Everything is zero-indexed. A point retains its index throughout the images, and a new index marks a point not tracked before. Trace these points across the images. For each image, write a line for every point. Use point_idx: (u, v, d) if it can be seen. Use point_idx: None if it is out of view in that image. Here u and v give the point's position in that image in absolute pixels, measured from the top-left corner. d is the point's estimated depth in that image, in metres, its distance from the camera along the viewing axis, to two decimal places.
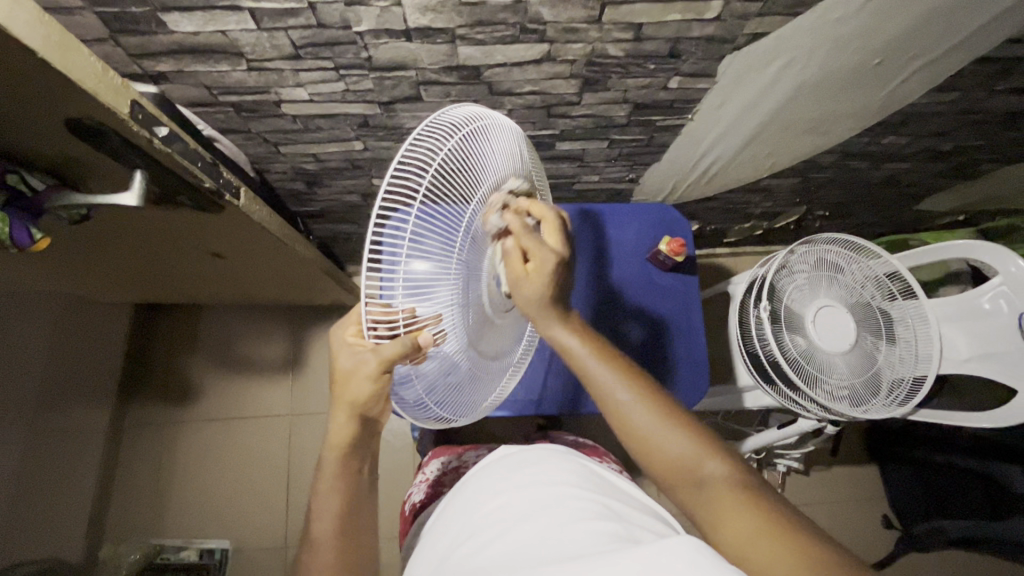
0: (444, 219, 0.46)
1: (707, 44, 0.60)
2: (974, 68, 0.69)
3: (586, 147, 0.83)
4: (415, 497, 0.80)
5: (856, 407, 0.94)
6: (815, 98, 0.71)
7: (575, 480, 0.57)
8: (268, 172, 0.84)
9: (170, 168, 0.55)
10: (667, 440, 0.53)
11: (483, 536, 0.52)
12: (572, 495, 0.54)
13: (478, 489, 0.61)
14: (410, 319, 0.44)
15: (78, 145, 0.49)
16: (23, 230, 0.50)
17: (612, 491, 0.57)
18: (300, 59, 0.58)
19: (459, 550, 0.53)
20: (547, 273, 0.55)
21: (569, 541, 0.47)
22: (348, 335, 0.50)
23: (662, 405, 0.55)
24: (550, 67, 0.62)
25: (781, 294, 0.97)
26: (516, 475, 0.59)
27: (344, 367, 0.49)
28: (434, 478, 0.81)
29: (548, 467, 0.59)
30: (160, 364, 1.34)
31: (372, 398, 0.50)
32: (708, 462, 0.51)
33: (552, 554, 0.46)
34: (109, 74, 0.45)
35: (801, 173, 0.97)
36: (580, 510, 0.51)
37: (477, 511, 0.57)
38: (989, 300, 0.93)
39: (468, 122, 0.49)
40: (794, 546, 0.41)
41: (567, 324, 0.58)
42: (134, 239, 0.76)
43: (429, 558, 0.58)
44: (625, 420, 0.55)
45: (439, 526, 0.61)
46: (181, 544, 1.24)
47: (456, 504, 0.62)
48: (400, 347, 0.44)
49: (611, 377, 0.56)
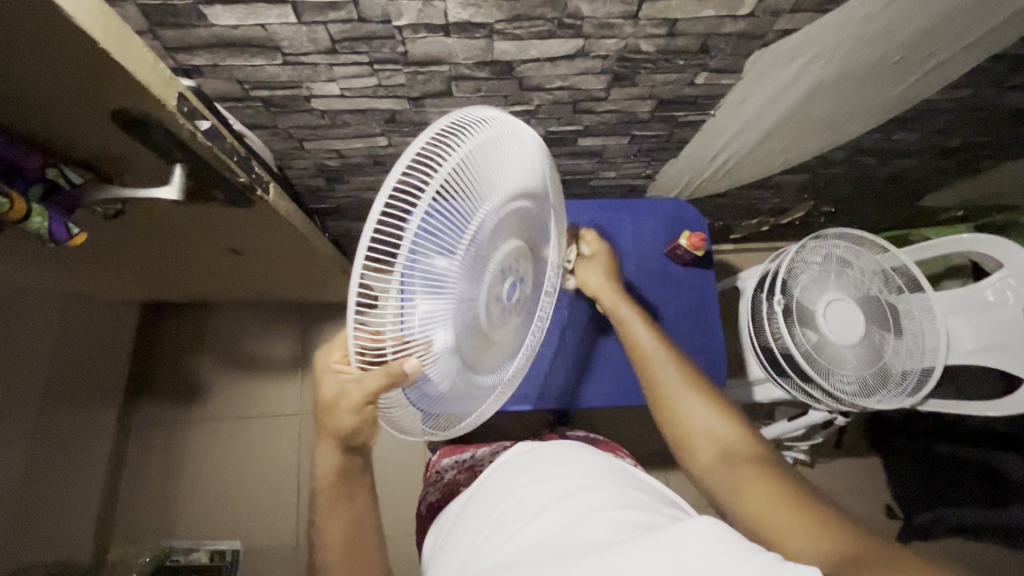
0: (445, 230, 0.41)
1: (737, 40, 0.61)
2: (989, 65, 0.71)
3: (607, 143, 0.84)
4: (431, 497, 0.79)
5: (866, 397, 0.96)
6: (833, 94, 0.73)
7: (594, 472, 0.57)
8: (290, 168, 0.84)
9: (208, 163, 0.55)
10: (696, 412, 0.61)
11: (508, 526, 0.54)
12: (593, 488, 0.54)
13: (504, 480, 0.62)
14: (398, 346, 0.41)
15: (120, 137, 0.48)
16: (61, 225, 0.50)
17: (631, 480, 0.58)
18: (335, 54, 0.58)
19: (485, 541, 0.54)
20: (601, 254, 0.77)
21: (590, 533, 0.48)
22: (335, 360, 0.47)
23: (706, 389, 0.63)
24: (582, 62, 0.62)
25: (792, 288, 0.99)
26: (533, 469, 0.60)
27: (328, 396, 0.48)
28: (449, 477, 0.80)
29: (570, 459, 0.60)
30: (169, 363, 1.33)
31: (355, 427, 0.49)
32: (736, 438, 0.59)
33: (577, 545, 0.47)
34: (158, 64, 0.45)
35: (812, 169, 0.99)
36: (597, 500, 0.52)
37: (501, 503, 0.58)
38: (994, 292, 0.96)
39: (480, 127, 0.44)
40: (795, 510, 0.50)
41: (632, 309, 0.72)
42: (156, 234, 0.75)
43: (455, 550, 0.59)
44: (670, 388, 0.63)
45: (463, 517, 0.62)
46: (190, 547, 1.21)
47: (478, 497, 0.63)
48: (379, 380, 0.42)
49: (656, 346, 0.67)
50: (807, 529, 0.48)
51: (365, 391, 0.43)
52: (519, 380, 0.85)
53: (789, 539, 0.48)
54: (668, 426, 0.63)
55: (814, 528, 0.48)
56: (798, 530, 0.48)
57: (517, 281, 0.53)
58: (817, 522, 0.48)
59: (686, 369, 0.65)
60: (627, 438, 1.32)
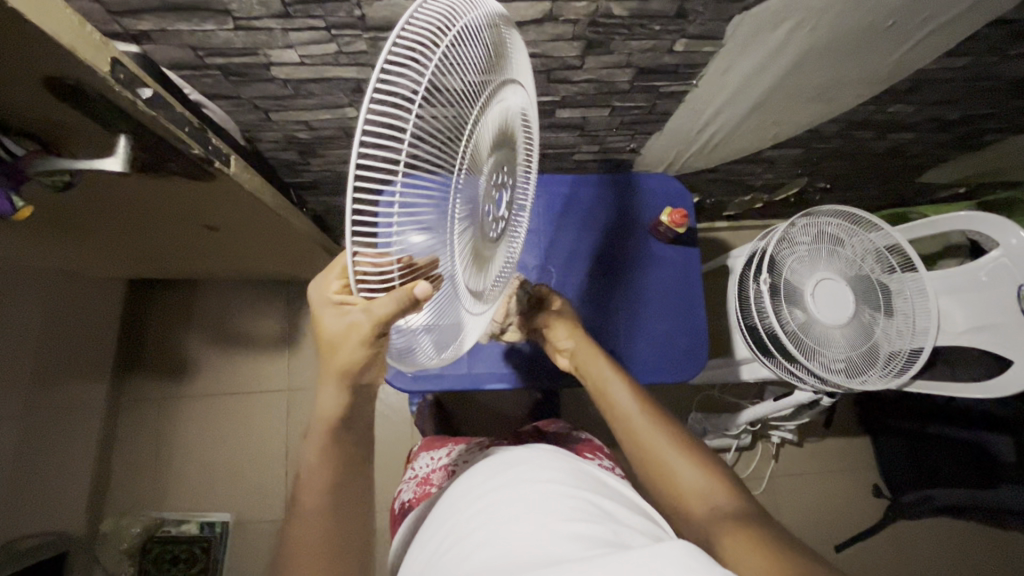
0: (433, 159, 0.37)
1: (715, 3, 0.57)
2: (988, 31, 0.67)
3: (587, 115, 0.81)
4: (405, 496, 0.78)
5: (853, 378, 0.94)
6: (822, 63, 0.69)
7: (564, 480, 0.56)
8: (260, 141, 0.82)
9: (157, 134, 0.53)
10: (674, 464, 0.59)
11: (471, 541, 0.51)
12: (563, 498, 0.53)
13: (472, 485, 0.60)
14: (404, 267, 0.37)
15: (60, 107, 0.47)
16: (5, 200, 0.50)
17: (603, 492, 0.57)
18: (289, 18, 0.55)
19: (448, 555, 0.52)
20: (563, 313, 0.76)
21: (558, 544, 0.46)
22: (333, 292, 0.45)
23: (684, 442, 0.62)
24: (552, 27, 0.59)
25: (781, 266, 0.97)
26: (501, 475, 0.59)
27: (331, 329, 0.44)
28: (423, 474, 0.79)
29: (541, 467, 0.58)
30: (156, 339, 1.33)
31: (366, 364, 0.45)
32: (718, 493, 0.55)
33: (544, 557, 0.45)
34: (88, 29, 0.42)
35: (805, 143, 0.95)
36: (567, 513, 0.50)
37: (468, 511, 0.56)
38: (988, 272, 0.93)
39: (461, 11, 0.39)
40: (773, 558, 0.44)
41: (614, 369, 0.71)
42: (120, 209, 0.73)
43: (420, 558, 0.57)
44: (646, 444, 0.62)
45: (431, 524, 0.60)
46: (181, 518, 1.24)
47: (448, 503, 0.61)
48: (389, 308, 0.38)
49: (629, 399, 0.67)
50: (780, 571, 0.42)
51: (376, 318, 0.40)
52: (495, 358, 0.84)
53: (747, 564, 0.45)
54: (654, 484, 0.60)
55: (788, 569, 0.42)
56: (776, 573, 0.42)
57: (502, 193, 0.50)
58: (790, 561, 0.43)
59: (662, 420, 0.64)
60: None
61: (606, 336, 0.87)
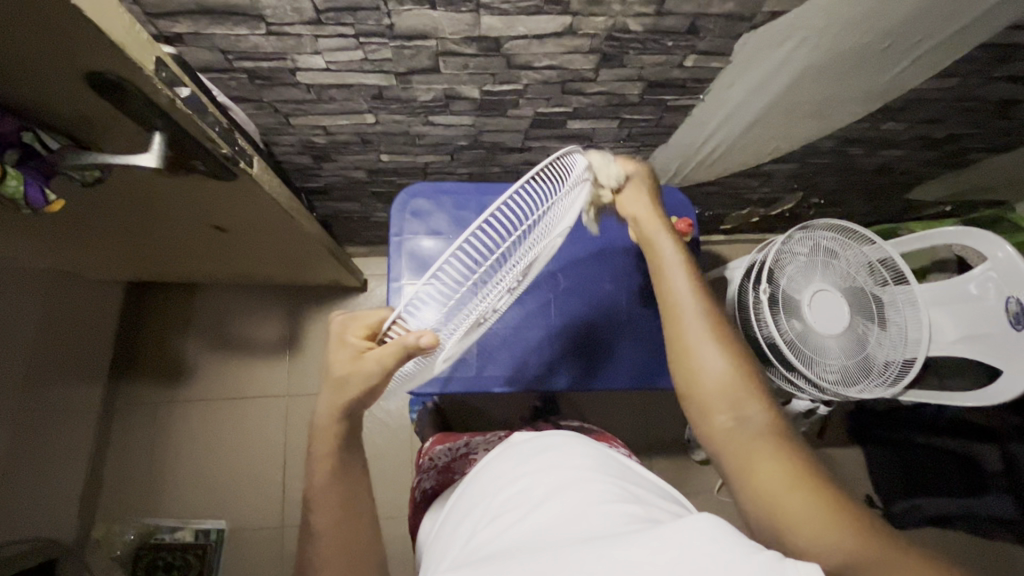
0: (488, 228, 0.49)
1: (726, 21, 0.61)
2: (976, 54, 0.71)
3: (596, 127, 0.84)
4: (425, 485, 0.79)
5: (850, 387, 0.97)
6: (822, 80, 0.73)
7: (592, 463, 0.57)
8: (276, 145, 0.83)
9: (189, 133, 0.54)
10: (707, 359, 0.56)
11: (507, 518, 0.53)
12: (592, 480, 0.54)
13: (502, 469, 0.62)
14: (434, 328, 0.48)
15: (99, 104, 0.48)
16: (38, 191, 0.49)
17: (630, 475, 0.58)
18: (320, 24, 0.57)
19: (485, 530, 0.54)
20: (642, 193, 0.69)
21: (590, 522, 0.47)
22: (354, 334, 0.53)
23: (733, 347, 0.57)
24: (570, 40, 0.62)
25: (780, 277, 1.00)
26: (532, 459, 0.60)
27: (345, 362, 0.52)
28: (443, 464, 0.80)
29: (569, 452, 0.59)
30: (154, 343, 1.32)
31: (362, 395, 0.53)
32: (755, 408, 0.53)
33: (578, 533, 0.46)
34: (135, 27, 0.44)
35: (801, 158, 0.99)
36: (598, 494, 0.52)
37: (500, 493, 0.58)
38: (978, 284, 0.96)
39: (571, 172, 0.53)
40: (811, 495, 0.46)
41: (678, 266, 0.63)
42: (139, 208, 0.75)
43: (453, 537, 0.59)
44: (688, 348, 0.58)
45: (462, 506, 0.62)
46: (175, 525, 1.22)
47: (477, 485, 0.63)
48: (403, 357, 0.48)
49: (685, 289, 0.61)
50: (827, 514, 0.45)
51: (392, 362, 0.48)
52: (504, 363, 0.86)
53: (804, 533, 0.45)
54: (682, 380, 0.58)
55: (833, 512, 0.45)
56: (817, 515, 0.45)
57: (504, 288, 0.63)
58: (835, 503, 0.46)
59: (710, 316, 0.59)
60: (614, 425, 1.33)
61: (613, 344, 0.89)
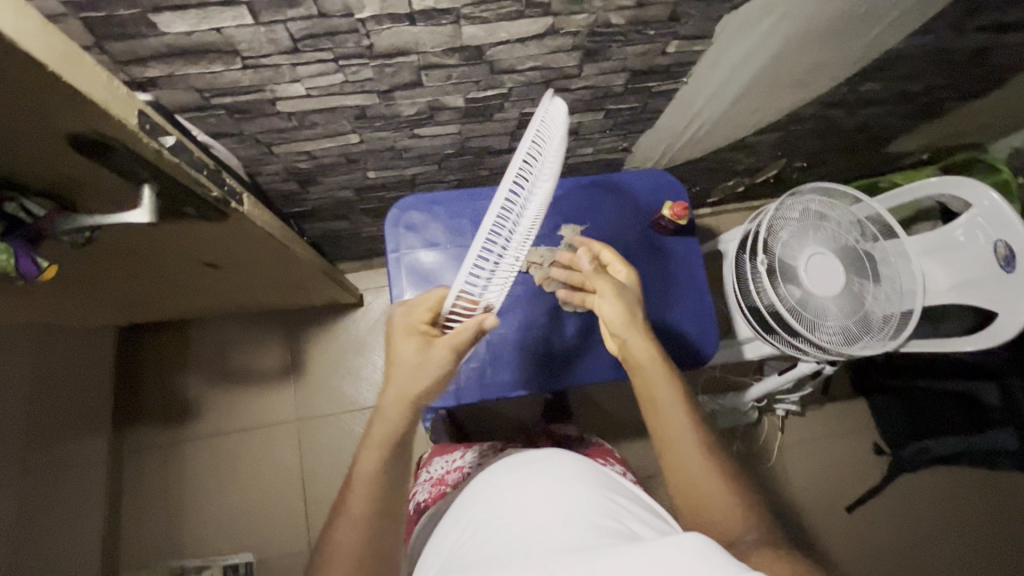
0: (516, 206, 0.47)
1: (706, 5, 0.60)
2: (950, 8, 0.72)
3: (581, 120, 0.83)
4: (420, 497, 0.79)
5: (853, 343, 0.99)
6: (803, 51, 0.73)
7: (581, 472, 0.59)
8: (260, 175, 0.81)
9: (179, 182, 0.53)
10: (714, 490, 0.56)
11: (489, 530, 0.53)
12: (581, 490, 0.55)
13: (488, 480, 0.62)
14: None
15: (85, 164, 0.46)
16: (29, 260, 0.48)
17: (614, 485, 0.60)
18: (297, 53, 0.55)
19: (468, 542, 0.54)
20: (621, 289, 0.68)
21: (577, 537, 0.49)
22: (421, 321, 0.58)
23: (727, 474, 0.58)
24: (552, 40, 0.61)
25: (774, 246, 1.01)
26: (517, 471, 0.60)
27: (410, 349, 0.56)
28: (438, 476, 0.80)
29: (555, 463, 0.61)
30: (154, 385, 1.30)
31: (431, 383, 0.56)
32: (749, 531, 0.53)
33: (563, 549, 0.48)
34: (114, 83, 0.42)
35: (783, 127, 0.99)
36: (585, 505, 0.53)
37: (482, 504, 0.58)
38: (965, 231, 0.98)
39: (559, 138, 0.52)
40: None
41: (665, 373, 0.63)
42: (126, 256, 0.72)
43: (437, 548, 0.59)
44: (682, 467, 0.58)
45: (447, 519, 0.62)
46: (201, 563, 1.21)
47: (465, 496, 0.63)
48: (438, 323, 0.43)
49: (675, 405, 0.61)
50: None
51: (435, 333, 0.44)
52: (515, 366, 0.86)
53: None
54: (682, 501, 0.58)
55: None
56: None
57: None
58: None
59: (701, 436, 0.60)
60: (625, 409, 1.34)
61: None
